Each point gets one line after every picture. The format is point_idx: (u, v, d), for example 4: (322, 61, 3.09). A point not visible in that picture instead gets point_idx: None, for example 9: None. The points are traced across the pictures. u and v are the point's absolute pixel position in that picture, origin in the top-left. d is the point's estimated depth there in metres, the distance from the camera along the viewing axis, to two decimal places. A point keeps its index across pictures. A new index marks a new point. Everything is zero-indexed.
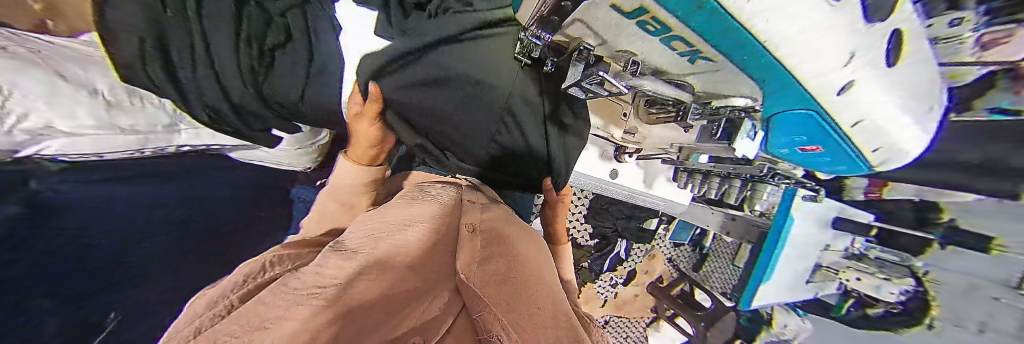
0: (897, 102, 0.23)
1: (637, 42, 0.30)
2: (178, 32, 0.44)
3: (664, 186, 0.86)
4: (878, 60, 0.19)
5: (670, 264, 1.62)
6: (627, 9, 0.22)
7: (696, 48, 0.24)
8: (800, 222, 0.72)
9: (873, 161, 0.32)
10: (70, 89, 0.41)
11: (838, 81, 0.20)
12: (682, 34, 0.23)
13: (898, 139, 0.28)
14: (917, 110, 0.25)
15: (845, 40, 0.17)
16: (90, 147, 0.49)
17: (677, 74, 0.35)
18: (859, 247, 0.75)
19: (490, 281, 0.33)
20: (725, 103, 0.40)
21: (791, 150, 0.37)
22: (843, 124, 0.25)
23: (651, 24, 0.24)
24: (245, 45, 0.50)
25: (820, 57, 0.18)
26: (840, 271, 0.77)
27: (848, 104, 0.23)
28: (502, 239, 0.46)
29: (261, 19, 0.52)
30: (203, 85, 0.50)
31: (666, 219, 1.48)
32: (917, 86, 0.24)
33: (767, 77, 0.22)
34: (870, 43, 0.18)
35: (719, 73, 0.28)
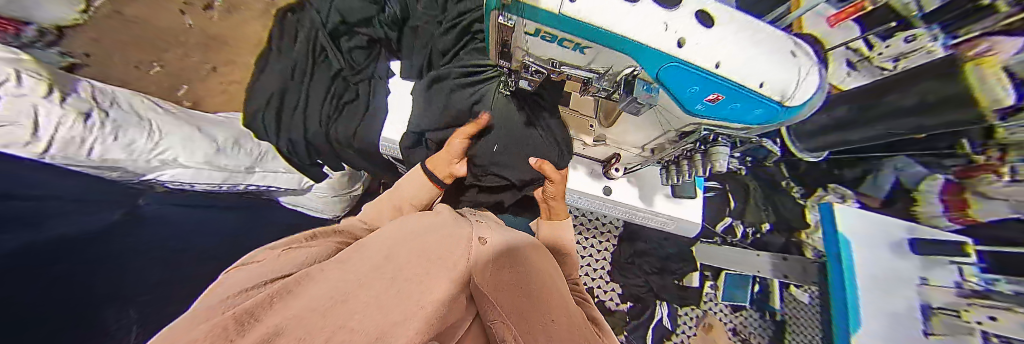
0: (733, 47, 0.27)
1: (552, 52, 0.34)
2: (293, 88, 0.75)
3: (665, 202, 0.81)
4: (684, 21, 0.26)
5: (737, 339, 1.25)
6: (532, 32, 0.30)
7: (577, 42, 0.29)
8: (859, 247, 0.63)
9: (782, 102, 0.30)
10: (198, 137, 0.58)
11: (670, 38, 0.26)
12: (568, 39, 0.28)
13: (770, 73, 0.28)
14: (761, 48, 0.28)
15: (644, 16, 0.25)
16: (193, 180, 0.57)
17: (586, 65, 0.34)
18: (977, 282, 0.63)
19: (503, 288, 0.34)
20: (626, 76, 0.33)
21: (705, 106, 0.34)
22: (711, 69, 0.27)
23: (546, 36, 0.29)
24: (327, 102, 0.75)
25: (639, 24, 0.25)
26: (962, 311, 0.60)
27: (695, 55, 0.26)
28: (516, 254, 0.44)
29: (342, 87, 0.79)
30: (294, 123, 0.73)
31: (710, 275, 1.27)
32: (750, 36, 0.29)
33: (633, 56, 0.28)
34: (673, 15, 0.26)
35: (604, 59, 0.31)
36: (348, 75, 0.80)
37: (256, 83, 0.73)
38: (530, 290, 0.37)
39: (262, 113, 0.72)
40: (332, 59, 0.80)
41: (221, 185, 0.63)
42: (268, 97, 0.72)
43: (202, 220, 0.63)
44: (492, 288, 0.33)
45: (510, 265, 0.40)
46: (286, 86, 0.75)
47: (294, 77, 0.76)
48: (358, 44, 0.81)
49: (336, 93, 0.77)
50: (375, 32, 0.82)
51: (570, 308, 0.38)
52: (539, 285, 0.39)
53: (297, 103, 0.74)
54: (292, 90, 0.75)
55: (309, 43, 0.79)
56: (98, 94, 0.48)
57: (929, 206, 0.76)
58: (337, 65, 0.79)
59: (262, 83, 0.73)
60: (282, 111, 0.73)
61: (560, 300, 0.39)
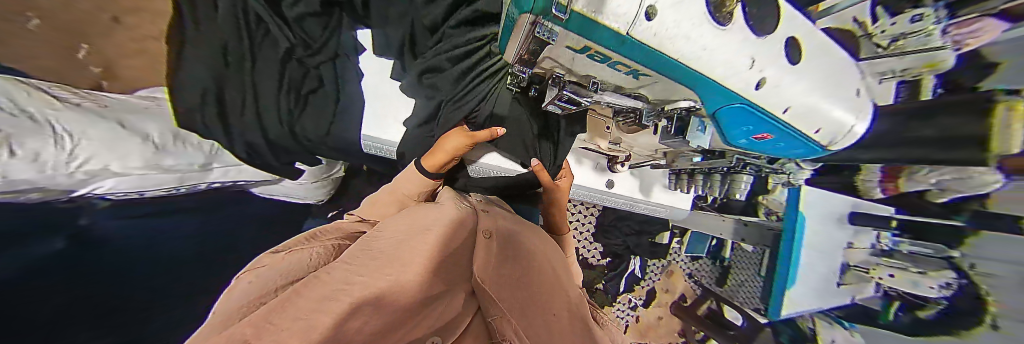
0: (807, 89, 0.26)
1: (595, 70, 0.30)
2: (234, 79, 0.55)
3: (662, 193, 0.85)
4: (771, 56, 0.23)
5: (692, 281, 1.52)
6: (577, 48, 0.25)
7: (635, 68, 0.25)
8: (811, 222, 0.71)
9: (826, 144, 0.31)
10: (127, 135, 0.48)
11: (752, 78, 0.23)
12: (622, 62, 0.24)
13: (827, 117, 0.28)
14: (830, 87, 0.27)
15: (739, 49, 0.21)
16: (136, 187, 0.52)
17: (632, 88, 0.33)
18: (887, 243, 0.75)
19: (503, 280, 0.33)
20: (672, 108, 0.35)
21: (748, 143, 0.33)
22: (777, 113, 0.26)
23: (596, 56, 0.25)
24: (286, 92, 0.59)
25: (727, 62, 0.21)
26: (871, 268, 0.75)
27: (770, 97, 0.25)
28: (520, 247, 0.43)
29: (299, 71, 0.62)
30: (246, 123, 0.57)
31: (677, 232, 1.42)
32: (826, 74, 0.27)
33: (696, 89, 0.25)
34: (763, 50, 0.23)
35: (662, 85, 0.28)
36: (303, 55, 0.60)
37: (177, 70, 0.49)
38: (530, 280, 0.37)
39: (199, 111, 0.53)
40: (276, 33, 0.56)
41: (175, 186, 0.59)
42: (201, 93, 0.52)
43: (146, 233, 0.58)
44: (490, 280, 0.32)
45: (512, 256, 0.39)
46: (222, 75, 0.53)
47: (229, 61, 0.53)
48: (308, 10, 0.57)
49: (294, 82, 0.61)
50: None
51: (570, 296, 0.41)
52: (541, 270, 0.41)
53: (246, 98, 0.57)
54: (233, 80, 0.55)
55: (232, 3, 0.52)
56: None
57: (869, 177, 0.71)
58: (285, 42, 0.57)
59: (187, 72, 0.50)
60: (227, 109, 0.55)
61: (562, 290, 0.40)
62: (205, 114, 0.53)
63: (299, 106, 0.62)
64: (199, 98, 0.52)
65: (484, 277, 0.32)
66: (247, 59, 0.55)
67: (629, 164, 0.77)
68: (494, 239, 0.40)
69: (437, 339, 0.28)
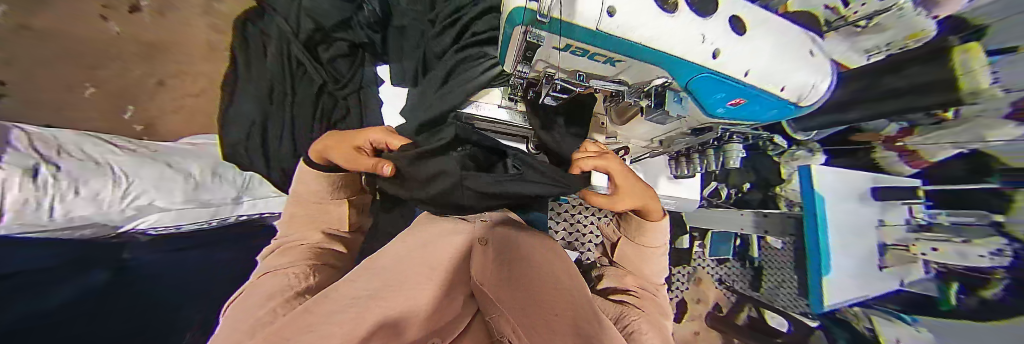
0: (762, 55, 0.28)
1: (579, 64, 0.33)
2: (274, 114, 0.64)
3: (668, 185, 0.84)
4: (720, 31, 0.26)
5: (722, 287, 1.40)
6: (560, 47, 0.28)
7: (611, 57, 0.28)
8: (829, 200, 0.69)
9: (795, 101, 0.33)
10: (174, 173, 0.54)
11: (707, 51, 0.26)
12: (598, 52, 0.27)
13: (790, 76, 0.30)
14: (784, 50, 0.30)
15: (686, 27, 0.24)
16: (177, 220, 0.55)
17: (612, 75, 0.36)
18: (923, 217, 0.71)
19: (505, 283, 0.29)
20: (650, 85, 0.36)
21: (726, 110, 0.35)
22: (740, 77, 0.29)
23: (575, 50, 0.28)
24: (318, 122, 0.66)
25: (682, 38, 0.24)
26: (911, 245, 0.70)
27: (732, 65, 0.27)
28: (521, 248, 0.38)
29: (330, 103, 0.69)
30: (283, 149, 0.63)
31: (697, 235, 1.34)
32: (778, 38, 0.30)
33: (663, 67, 0.28)
34: (710, 26, 0.26)
35: (634, 69, 0.31)
36: (333, 88, 0.68)
37: (230, 108, 0.62)
38: (537, 282, 0.32)
39: (240, 143, 0.63)
40: (313, 73, 0.67)
41: (209, 220, 0.61)
42: (247, 126, 0.62)
43: None
44: (489, 285, 0.29)
45: (515, 257, 0.35)
46: (266, 109, 0.64)
47: (273, 98, 0.65)
48: (339, 52, 0.69)
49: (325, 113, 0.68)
50: (356, 35, 0.70)
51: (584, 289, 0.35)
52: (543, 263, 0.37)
53: (284, 127, 0.64)
54: (273, 114, 0.65)
55: (280, 53, 0.66)
56: (40, 143, 0.42)
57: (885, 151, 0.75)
58: (320, 79, 0.67)
59: (237, 111, 0.63)
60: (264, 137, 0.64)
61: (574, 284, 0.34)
62: (250, 143, 0.62)
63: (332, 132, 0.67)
64: (244, 131, 0.62)
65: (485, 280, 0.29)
66: (286, 93, 0.65)
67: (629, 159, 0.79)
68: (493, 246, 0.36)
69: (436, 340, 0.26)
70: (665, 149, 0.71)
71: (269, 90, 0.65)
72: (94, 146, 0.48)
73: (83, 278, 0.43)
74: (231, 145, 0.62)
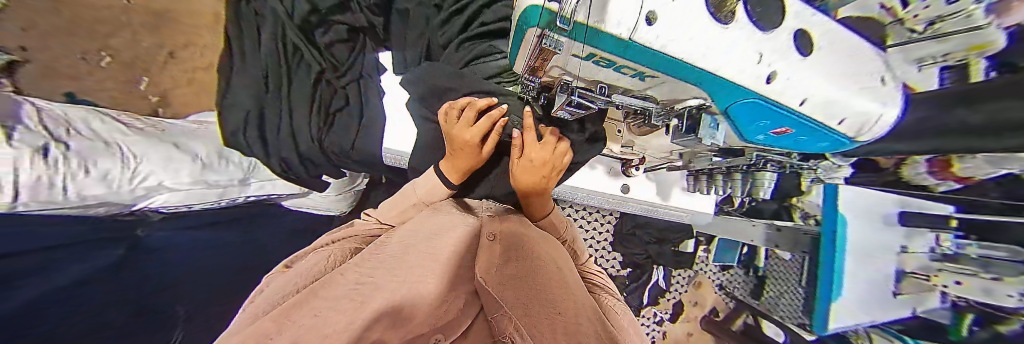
0: (825, 80, 0.24)
1: (601, 74, 0.30)
2: (271, 103, 0.63)
3: (682, 197, 0.84)
4: (780, 50, 0.22)
5: (722, 292, 1.41)
6: (583, 55, 0.25)
7: (641, 71, 0.25)
8: (854, 225, 0.63)
9: (852, 136, 0.29)
10: (179, 155, 0.54)
11: (761, 73, 0.22)
12: (628, 65, 0.24)
13: (854, 108, 0.26)
14: (853, 78, 0.26)
15: (743, 45, 0.21)
16: (184, 200, 0.57)
17: (641, 90, 0.33)
18: (950, 247, 0.64)
19: (511, 280, 0.31)
20: (680, 105, 0.36)
21: (766, 138, 0.32)
22: (793, 106, 0.25)
23: (601, 61, 0.25)
24: (316, 112, 0.65)
25: (732, 56, 0.21)
26: (932, 276, 0.65)
27: (787, 91, 0.24)
28: (525, 253, 0.40)
29: (329, 92, 0.69)
30: (280, 140, 0.64)
31: (704, 239, 1.31)
32: (847, 64, 0.26)
33: (704, 86, 0.25)
34: (769, 43, 0.22)
35: (670, 86, 0.28)
36: (332, 77, 0.69)
37: (225, 97, 0.60)
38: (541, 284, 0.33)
39: (241, 132, 0.61)
40: (309, 58, 0.66)
41: (218, 200, 0.64)
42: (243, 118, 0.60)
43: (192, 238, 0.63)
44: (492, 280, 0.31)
45: (518, 258, 0.37)
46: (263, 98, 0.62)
47: (268, 85, 0.63)
48: (337, 38, 0.69)
49: (325, 102, 0.67)
50: (356, 18, 0.70)
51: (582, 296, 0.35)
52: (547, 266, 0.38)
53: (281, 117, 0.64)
54: (270, 105, 0.63)
55: (274, 36, 0.63)
56: (49, 119, 0.40)
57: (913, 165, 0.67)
58: (317, 65, 0.66)
59: (230, 99, 0.60)
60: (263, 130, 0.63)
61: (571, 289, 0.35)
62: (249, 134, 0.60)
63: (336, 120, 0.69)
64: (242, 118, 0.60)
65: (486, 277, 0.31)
66: (280, 81, 0.63)
67: (644, 168, 0.75)
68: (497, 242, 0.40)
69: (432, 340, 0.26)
70: (687, 163, 0.68)
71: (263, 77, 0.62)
72: (103, 123, 0.48)
73: (101, 250, 0.46)
74: (234, 132, 0.61)
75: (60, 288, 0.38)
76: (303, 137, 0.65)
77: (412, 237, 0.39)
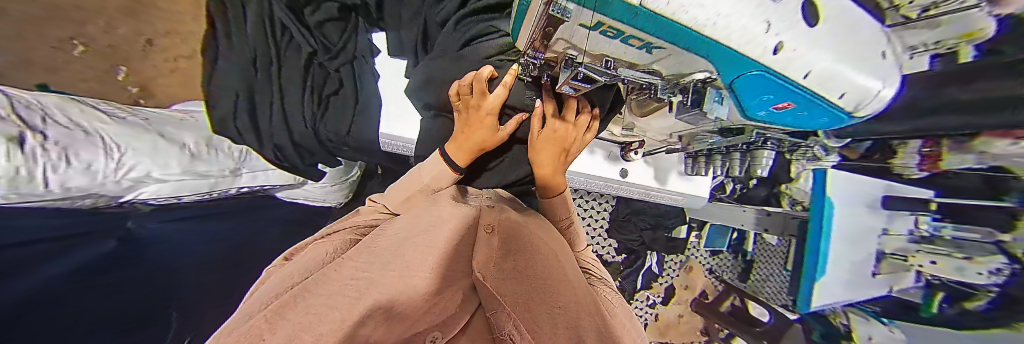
0: (835, 50, 0.23)
1: (606, 47, 0.29)
2: (262, 84, 0.62)
3: (678, 180, 0.85)
4: (795, 16, 0.20)
5: (713, 277, 1.45)
6: (589, 25, 0.24)
7: (649, 42, 0.24)
8: (841, 207, 0.66)
9: (851, 110, 0.29)
10: (167, 144, 0.53)
11: (768, 43, 0.21)
12: (635, 34, 0.23)
13: (854, 83, 0.26)
14: (863, 52, 0.25)
15: (757, 13, 0.19)
16: (176, 192, 0.56)
17: (646, 64, 0.32)
18: (927, 229, 0.67)
19: (509, 277, 0.32)
20: (688, 80, 0.34)
21: (767, 112, 0.32)
22: (796, 79, 0.24)
23: (608, 31, 0.24)
24: (309, 93, 0.64)
25: (743, 25, 0.19)
26: (909, 256, 0.69)
27: (795, 64, 0.23)
28: (525, 242, 0.40)
29: (321, 75, 0.67)
30: (274, 126, 0.63)
31: (696, 225, 1.34)
32: (857, 36, 0.24)
33: (710, 57, 0.23)
34: (785, 10, 0.19)
35: (678, 58, 0.27)
36: (324, 59, 0.66)
37: (213, 77, 0.58)
38: (541, 279, 0.34)
39: (230, 118, 0.60)
40: (300, 39, 0.63)
41: (211, 191, 0.62)
42: (234, 101, 0.59)
43: (178, 236, 0.61)
44: (492, 277, 0.31)
45: (517, 251, 0.37)
46: (251, 80, 0.60)
47: (257, 67, 0.61)
48: (329, 16, 0.65)
49: (320, 86, 0.66)
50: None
51: (578, 288, 0.37)
52: (546, 257, 0.39)
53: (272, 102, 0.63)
54: (261, 87, 0.62)
55: (260, 14, 0.60)
56: (24, 106, 0.39)
57: (907, 158, 0.64)
58: (309, 47, 0.64)
59: (218, 81, 0.58)
60: (255, 112, 0.62)
61: (568, 282, 0.37)
62: (239, 121, 0.60)
63: (331, 105, 0.67)
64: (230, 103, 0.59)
65: (485, 274, 0.31)
66: (272, 65, 0.62)
67: (643, 152, 0.75)
68: (497, 234, 0.38)
69: (438, 333, 0.31)
70: (685, 145, 0.69)
71: (252, 61, 0.60)
72: (81, 111, 0.46)
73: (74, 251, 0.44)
74: (223, 118, 0.59)
75: (47, 284, 0.37)
76: (296, 122, 0.64)
77: (410, 227, 0.38)
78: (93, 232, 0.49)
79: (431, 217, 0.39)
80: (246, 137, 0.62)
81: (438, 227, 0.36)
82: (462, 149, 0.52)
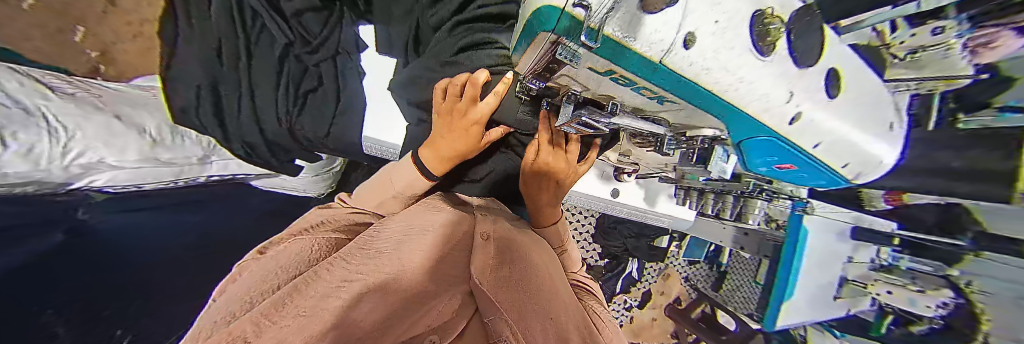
0: (843, 125, 0.24)
1: (615, 90, 0.28)
2: (229, 78, 0.57)
3: (667, 203, 0.89)
4: (810, 89, 0.21)
5: (687, 284, 1.51)
6: (599, 70, 0.23)
7: (661, 95, 0.23)
8: (813, 235, 0.68)
9: (850, 177, 0.30)
10: (123, 128, 0.52)
11: (787, 113, 0.21)
12: (647, 86, 0.22)
13: (858, 153, 0.27)
14: (867, 124, 0.26)
15: (777, 82, 0.19)
16: (133, 180, 0.56)
17: (653, 111, 0.31)
18: (887, 258, 0.73)
19: (505, 283, 0.29)
20: (697, 134, 0.34)
21: (769, 169, 0.33)
22: (807, 147, 0.25)
23: (620, 80, 0.23)
24: (284, 90, 0.60)
25: (765, 94, 0.20)
26: (868, 283, 0.73)
27: (804, 133, 0.24)
28: (520, 253, 0.39)
29: (297, 69, 0.62)
30: (243, 125, 0.60)
31: (677, 236, 1.40)
32: (867, 107, 0.26)
33: (724, 117, 0.23)
34: (800, 82, 0.21)
35: (687, 112, 0.26)
36: (302, 51, 0.62)
37: (172, 67, 0.53)
38: (538, 292, 0.32)
39: (194, 108, 0.56)
40: (271, 27, 0.58)
41: (174, 180, 0.62)
42: (196, 91, 0.55)
43: None
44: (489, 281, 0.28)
45: (513, 260, 0.36)
46: (216, 73, 0.55)
47: (223, 58, 0.56)
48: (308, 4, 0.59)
49: (296, 81, 0.62)
50: None
51: (572, 306, 0.36)
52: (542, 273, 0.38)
53: (244, 95, 0.59)
54: (227, 79, 0.57)
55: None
56: None
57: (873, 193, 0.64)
58: (283, 39, 0.59)
59: (178, 72, 0.53)
60: (221, 107, 0.58)
61: (562, 298, 0.35)
62: (200, 110, 0.56)
63: (320, 102, 0.64)
64: (194, 92, 0.55)
65: (484, 280, 0.28)
66: (240, 54, 0.57)
67: (636, 175, 0.79)
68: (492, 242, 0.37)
69: (436, 338, 0.22)
70: (679, 177, 0.70)
71: (217, 48, 0.55)
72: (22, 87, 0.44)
73: None
74: (185, 109, 0.56)
75: None
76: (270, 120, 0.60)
77: (398, 233, 0.36)
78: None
79: (417, 225, 0.37)
80: (210, 134, 0.59)
81: (429, 235, 0.34)
82: (435, 154, 0.50)
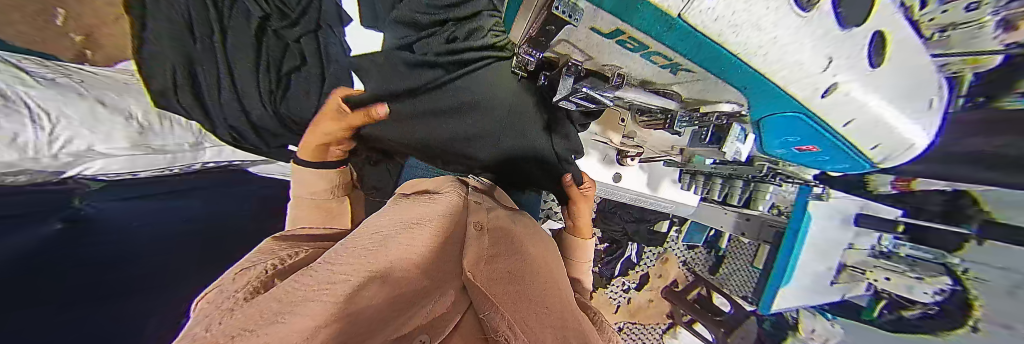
0: (884, 101, 0.23)
1: (619, 58, 0.28)
2: (203, 55, 0.57)
3: (669, 188, 0.88)
4: (856, 58, 0.19)
5: (685, 268, 1.55)
6: (604, 31, 0.22)
7: (675, 62, 0.23)
8: (819, 221, 0.66)
9: (875, 160, 0.30)
10: (108, 113, 0.50)
11: (821, 84, 0.20)
12: (660, 51, 0.22)
13: (890, 132, 0.26)
14: (906, 103, 0.25)
15: (818, 45, 0.18)
16: (127, 168, 0.54)
17: (663, 84, 0.32)
18: (887, 245, 0.68)
19: (497, 276, 0.28)
20: (712, 110, 0.34)
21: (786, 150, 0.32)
22: (836, 126, 0.25)
23: (629, 43, 0.23)
24: (264, 71, 0.60)
25: (797, 62, 0.18)
26: (865, 270, 0.69)
27: (835, 107, 0.22)
28: (512, 241, 0.39)
29: (278, 46, 0.63)
30: (224, 105, 0.60)
31: (677, 220, 1.39)
32: (912, 79, 0.24)
33: (748, 88, 0.22)
34: (846, 47, 0.19)
35: (704, 84, 0.26)
36: (279, 26, 0.63)
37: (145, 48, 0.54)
38: (533, 284, 0.31)
39: (172, 91, 0.56)
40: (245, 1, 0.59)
41: (168, 167, 0.60)
42: (169, 72, 0.55)
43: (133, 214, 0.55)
44: (481, 275, 0.27)
45: (506, 249, 0.35)
46: (189, 51, 0.56)
47: (195, 37, 0.56)
48: None
49: (276, 61, 0.62)
50: None
51: (567, 296, 0.35)
52: (539, 266, 0.37)
53: (218, 76, 0.58)
54: (201, 59, 0.57)
55: None
56: None
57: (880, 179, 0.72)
58: (258, 12, 0.60)
59: (153, 48, 0.54)
60: (198, 89, 0.58)
61: (559, 289, 0.35)
62: (179, 94, 0.56)
63: (306, 82, 0.63)
64: (171, 77, 0.55)
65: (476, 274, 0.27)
66: (210, 33, 0.57)
67: (640, 159, 0.77)
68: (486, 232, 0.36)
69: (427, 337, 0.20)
70: (685, 160, 0.71)
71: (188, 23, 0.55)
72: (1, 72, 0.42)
73: None
74: (162, 93, 0.56)
75: None
76: (253, 99, 0.61)
77: (392, 224, 0.34)
78: (40, 210, 0.45)
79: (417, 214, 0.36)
80: (190, 117, 0.59)
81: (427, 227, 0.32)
82: None
